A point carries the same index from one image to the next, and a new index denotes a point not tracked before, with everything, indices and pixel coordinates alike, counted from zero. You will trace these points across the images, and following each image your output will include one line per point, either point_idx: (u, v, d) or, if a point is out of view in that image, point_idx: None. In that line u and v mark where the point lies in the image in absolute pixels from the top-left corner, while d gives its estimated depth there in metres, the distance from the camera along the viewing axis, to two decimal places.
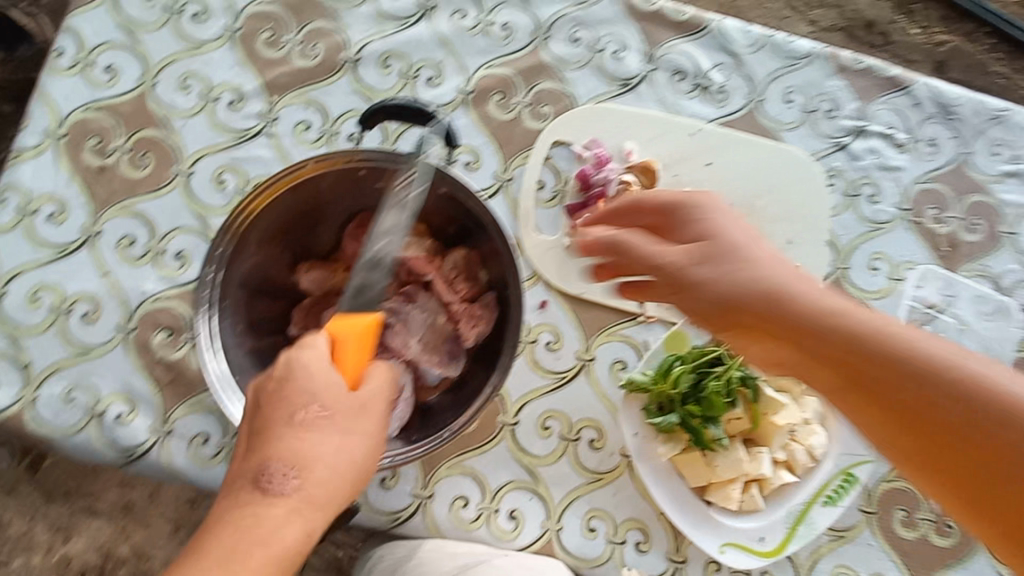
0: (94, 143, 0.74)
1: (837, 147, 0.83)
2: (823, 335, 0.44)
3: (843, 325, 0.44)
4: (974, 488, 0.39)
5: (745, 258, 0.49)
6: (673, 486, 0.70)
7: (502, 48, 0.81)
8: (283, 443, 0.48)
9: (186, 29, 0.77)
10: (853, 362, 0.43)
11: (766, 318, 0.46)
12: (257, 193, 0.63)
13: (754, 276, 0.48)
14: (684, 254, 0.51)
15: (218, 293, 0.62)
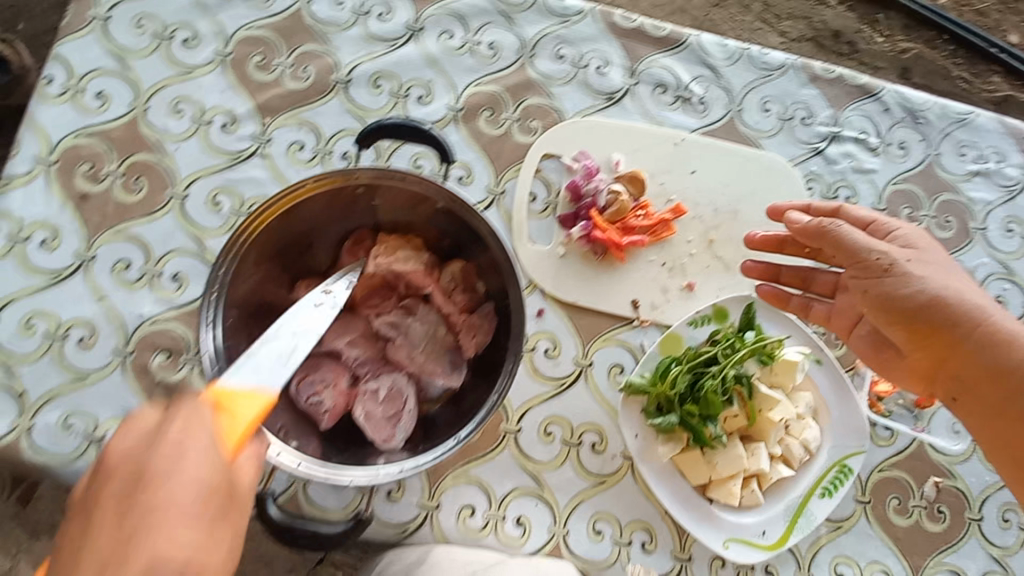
0: (86, 169, 0.74)
1: (814, 152, 0.87)
2: (965, 328, 0.60)
3: (976, 336, 0.60)
4: (1009, 422, 0.59)
5: (904, 264, 0.63)
6: (675, 485, 0.71)
7: (489, 66, 0.83)
8: (136, 548, 0.37)
9: (177, 54, 0.78)
10: (987, 348, 0.59)
11: (938, 321, 0.60)
12: (257, 212, 0.62)
13: (922, 282, 0.61)
14: (897, 259, 0.63)
15: (219, 315, 0.61)
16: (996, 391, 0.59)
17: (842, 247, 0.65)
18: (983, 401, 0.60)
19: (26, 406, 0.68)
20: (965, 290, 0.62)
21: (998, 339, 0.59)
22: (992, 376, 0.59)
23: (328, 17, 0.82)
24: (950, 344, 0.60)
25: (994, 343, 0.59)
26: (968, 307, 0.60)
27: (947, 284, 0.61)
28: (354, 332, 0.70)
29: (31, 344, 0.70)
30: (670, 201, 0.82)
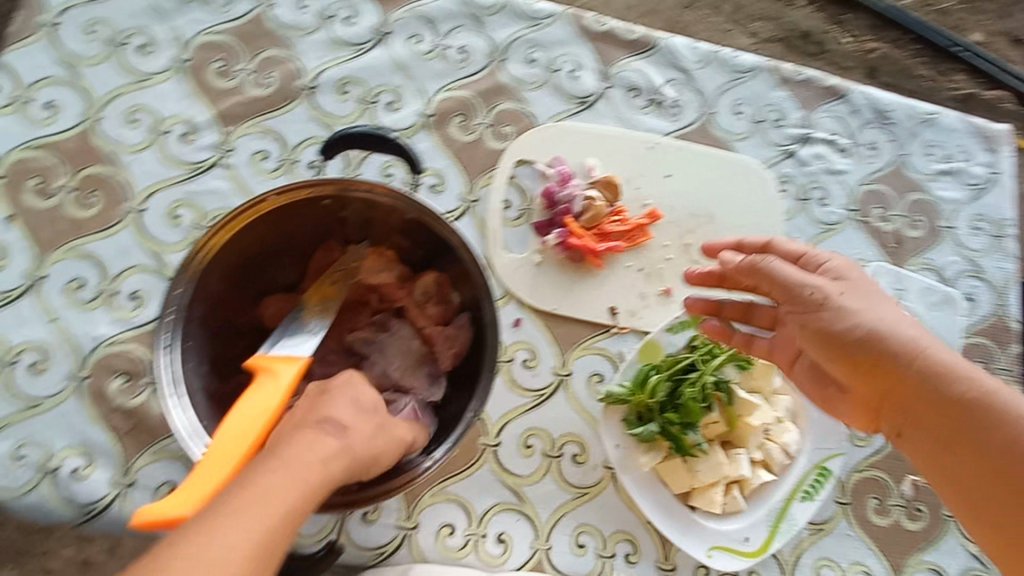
0: (35, 184, 0.70)
1: (787, 154, 0.87)
2: (903, 364, 0.55)
3: (916, 372, 0.54)
4: (986, 475, 0.51)
5: (835, 298, 0.58)
6: (657, 494, 0.70)
7: (459, 71, 0.81)
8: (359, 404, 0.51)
9: (132, 62, 0.75)
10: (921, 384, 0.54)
11: (868, 356, 0.56)
12: (216, 229, 0.59)
13: (852, 317, 0.57)
14: (825, 289, 0.59)
15: (178, 337, 0.59)
16: (957, 427, 0.52)
17: (773, 286, 0.61)
18: (928, 437, 0.54)
19: None
20: (904, 330, 0.56)
21: (936, 371, 0.54)
22: (945, 412, 0.53)
23: (292, 22, 0.79)
24: (892, 382, 0.55)
25: (932, 377, 0.54)
26: (899, 343, 0.55)
27: (879, 318, 0.57)
28: (325, 347, 0.66)
29: None
30: (646, 206, 0.81)
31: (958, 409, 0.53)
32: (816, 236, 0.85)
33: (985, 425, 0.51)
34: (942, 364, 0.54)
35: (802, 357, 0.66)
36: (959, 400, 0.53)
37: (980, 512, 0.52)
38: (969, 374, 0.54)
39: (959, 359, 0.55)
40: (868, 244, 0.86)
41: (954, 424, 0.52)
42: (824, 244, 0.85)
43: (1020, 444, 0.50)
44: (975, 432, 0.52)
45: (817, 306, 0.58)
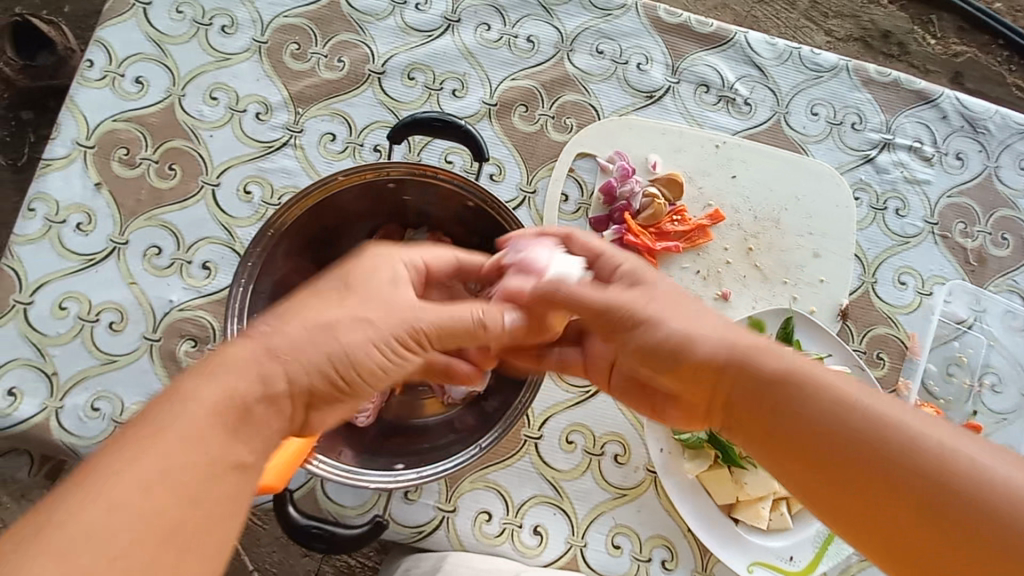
0: (122, 154, 0.75)
1: (864, 159, 0.82)
2: (699, 361, 0.43)
3: (748, 379, 0.41)
4: (843, 498, 0.37)
5: (715, 332, 0.44)
6: (700, 503, 0.69)
7: (525, 61, 0.81)
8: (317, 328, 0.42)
9: (214, 42, 0.78)
10: (729, 389, 0.42)
11: (713, 376, 0.43)
12: (287, 207, 0.61)
13: (672, 334, 0.45)
14: (621, 294, 0.47)
15: (246, 310, 0.60)
16: (850, 487, 0.37)
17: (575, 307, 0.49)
18: (802, 465, 0.39)
19: (57, 387, 0.69)
20: (745, 344, 0.43)
21: (813, 414, 0.38)
22: (843, 467, 0.37)
23: (365, 6, 0.80)
24: (744, 414, 0.42)
25: (798, 404, 0.39)
26: (764, 376, 0.41)
27: (710, 336, 0.44)
28: None
29: (63, 326, 0.71)
30: (708, 207, 0.78)
31: (824, 455, 0.38)
32: (889, 249, 0.80)
33: (914, 471, 0.35)
34: (829, 392, 0.39)
35: (685, 420, 0.49)
36: (828, 442, 0.38)
37: (866, 533, 0.37)
38: (872, 408, 0.37)
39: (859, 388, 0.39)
40: (946, 261, 0.80)
41: (833, 475, 0.37)
42: (898, 257, 0.80)
43: (871, 439, 0.36)
44: (895, 483, 0.35)
45: (634, 331, 0.46)
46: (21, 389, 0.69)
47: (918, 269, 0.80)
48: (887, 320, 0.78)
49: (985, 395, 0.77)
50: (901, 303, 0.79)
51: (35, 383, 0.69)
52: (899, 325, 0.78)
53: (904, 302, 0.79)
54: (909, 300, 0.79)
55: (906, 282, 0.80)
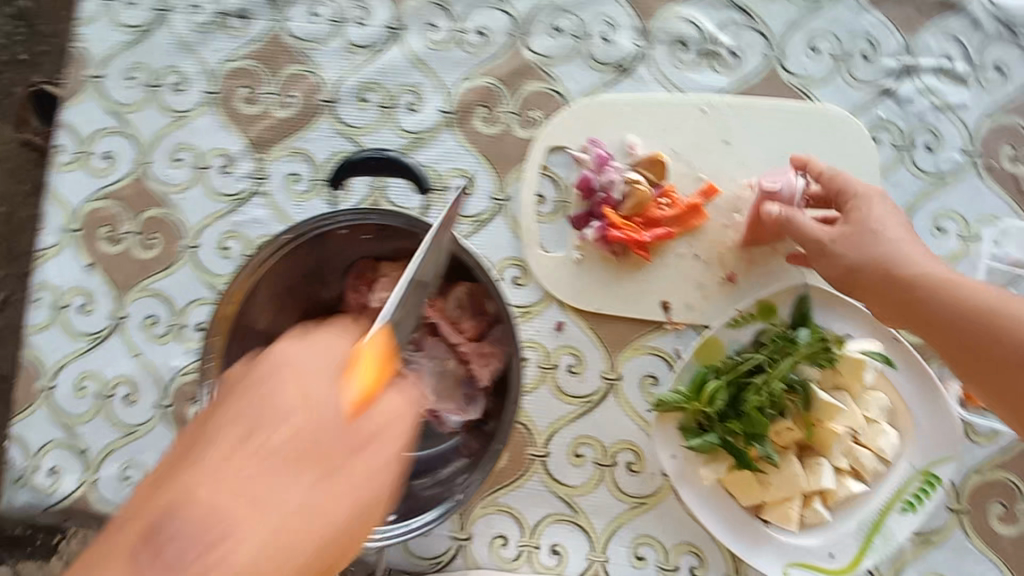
0: (106, 232, 0.77)
1: (882, 94, 0.71)
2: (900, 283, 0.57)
3: (915, 290, 0.56)
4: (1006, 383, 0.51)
5: (908, 254, 0.58)
6: (725, 507, 0.66)
7: (479, 56, 0.74)
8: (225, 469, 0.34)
9: (168, 101, 0.77)
10: (917, 304, 0.56)
11: (877, 281, 0.58)
12: (239, 276, 0.60)
13: (865, 249, 0.59)
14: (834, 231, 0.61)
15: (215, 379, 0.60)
16: (974, 342, 0.53)
17: (801, 241, 0.63)
18: (951, 350, 0.54)
19: (91, 461, 0.75)
20: (920, 266, 0.57)
21: (933, 297, 0.55)
22: (959, 328, 0.54)
23: (306, 33, 0.77)
24: (890, 302, 0.58)
25: (920, 291, 0.56)
26: (895, 276, 0.57)
27: (880, 250, 0.58)
28: None
29: (86, 404, 0.75)
30: (699, 180, 0.70)
31: (964, 320, 0.53)
32: (921, 194, 0.69)
33: (994, 331, 0.52)
34: (938, 282, 0.56)
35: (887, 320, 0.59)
36: (936, 309, 0.55)
37: (1010, 408, 0.51)
38: (982, 298, 0.53)
39: (979, 288, 0.54)
40: (993, 198, 0.70)
41: (942, 326, 0.54)
42: (935, 201, 0.69)
43: None
44: (982, 338, 0.52)
45: (817, 253, 0.62)
46: (62, 467, 0.74)
47: (960, 211, 0.69)
48: None
49: None
50: (941, 254, 0.69)
51: (72, 460, 0.75)
52: None
53: (946, 252, 0.69)
54: (952, 248, 0.69)
55: (946, 228, 0.69)
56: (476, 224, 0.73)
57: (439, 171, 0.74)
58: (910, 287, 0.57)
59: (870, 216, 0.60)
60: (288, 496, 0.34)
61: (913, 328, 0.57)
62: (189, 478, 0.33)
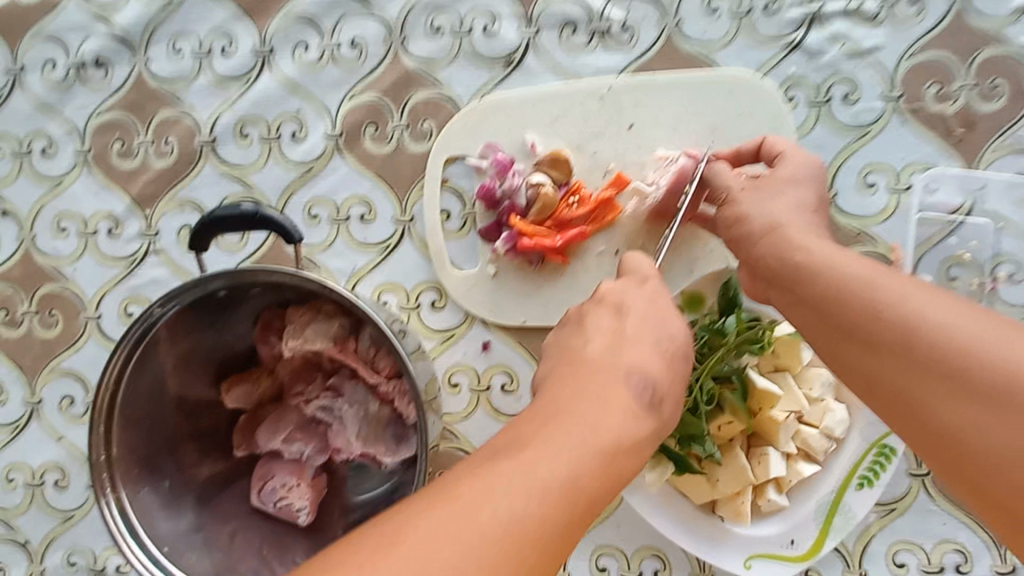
0: (4, 316, 0.73)
1: (790, 46, 0.66)
2: (782, 263, 0.49)
3: (790, 268, 0.48)
4: (886, 387, 0.40)
5: (802, 221, 0.51)
6: (676, 508, 0.62)
7: (358, 71, 0.70)
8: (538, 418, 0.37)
9: (41, 169, 0.73)
10: (796, 285, 0.48)
11: (761, 257, 0.51)
12: (112, 363, 0.54)
13: (763, 215, 0.53)
14: (743, 182, 0.56)
15: (116, 474, 0.56)
16: (852, 331, 0.42)
17: (709, 187, 0.59)
18: (830, 341, 0.44)
19: (34, 552, 0.72)
20: (804, 237, 0.50)
21: (810, 273, 0.47)
22: (836, 318, 0.44)
23: (171, 73, 0.72)
24: (772, 271, 0.50)
25: (801, 269, 0.47)
26: (784, 240, 0.50)
27: (778, 212, 0.52)
28: (290, 426, 0.65)
29: (18, 496, 0.73)
30: (609, 172, 0.66)
31: (844, 307, 0.43)
32: (845, 148, 0.65)
33: (869, 314, 0.41)
34: (820, 259, 0.47)
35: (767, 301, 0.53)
36: (809, 289, 0.46)
37: (903, 423, 0.39)
38: (860, 274, 0.43)
39: (862, 265, 0.44)
40: (923, 140, 0.65)
41: (813, 312, 0.46)
42: (860, 154, 0.65)
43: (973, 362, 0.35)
44: (851, 324, 0.42)
45: (720, 204, 0.57)
46: (7, 563, 0.72)
47: (888, 162, 0.65)
48: (858, 238, 0.64)
49: (1000, 290, 0.63)
50: (872, 211, 0.64)
51: (15, 555, 0.72)
52: (876, 238, 0.64)
53: (877, 208, 0.64)
54: (883, 204, 0.64)
55: (874, 182, 0.65)
56: (383, 252, 0.69)
57: (337, 201, 0.69)
58: (791, 261, 0.48)
59: (791, 180, 0.54)
60: (587, 461, 0.34)
61: (795, 315, 0.48)
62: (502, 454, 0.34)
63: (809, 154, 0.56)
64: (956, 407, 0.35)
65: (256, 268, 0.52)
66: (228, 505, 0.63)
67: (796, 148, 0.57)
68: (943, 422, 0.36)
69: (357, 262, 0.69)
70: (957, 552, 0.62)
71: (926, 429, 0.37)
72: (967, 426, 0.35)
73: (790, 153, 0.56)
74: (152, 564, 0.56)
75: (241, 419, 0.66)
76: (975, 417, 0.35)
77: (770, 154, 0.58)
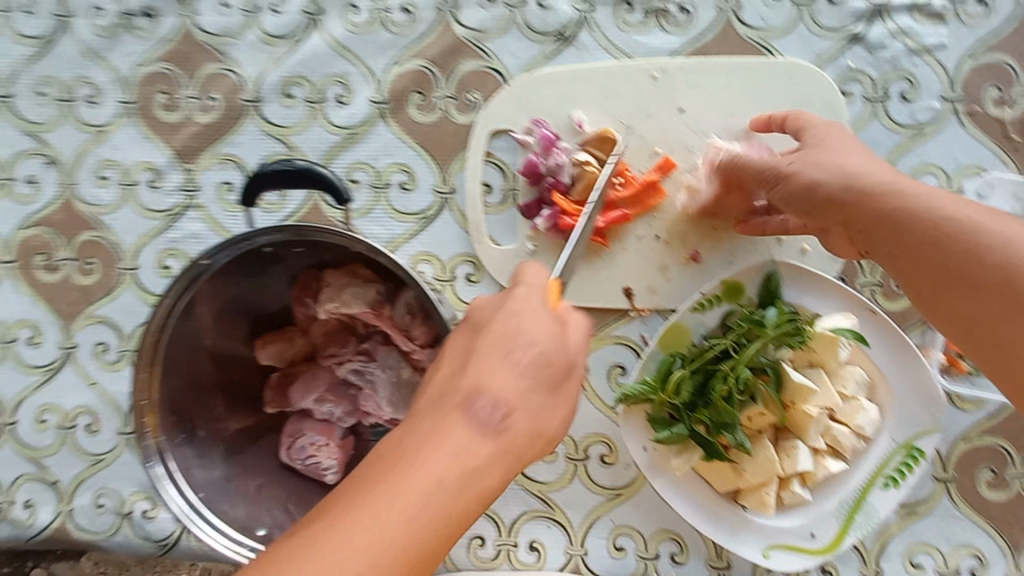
0: (42, 260, 0.74)
1: (851, 39, 0.65)
2: (863, 206, 0.47)
3: (872, 211, 0.46)
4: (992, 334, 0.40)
5: (865, 171, 0.49)
6: (699, 495, 0.62)
7: (407, 37, 0.69)
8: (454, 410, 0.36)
9: (85, 116, 0.73)
10: (880, 225, 0.46)
11: (836, 200, 0.48)
12: (158, 311, 0.54)
13: (835, 170, 0.49)
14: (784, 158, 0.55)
15: (156, 421, 0.56)
16: (955, 267, 0.41)
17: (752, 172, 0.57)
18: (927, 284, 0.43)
19: (62, 493, 0.73)
20: (893, 181, 0.46)
21: (912, 217, 0.44)
22: (933, 259, 0.42)
23: (219, 27, 0.71)
24: (864, 223, 0.47)
25: (899, 213, 0.44)
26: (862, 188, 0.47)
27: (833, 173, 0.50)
28: (321, 386, 0.67)
29: (49, 437, 0.73)
30: (655, 154, 0.65)
31: (944, 247, 0.42)
32: (898, 147, 0.64)
33: (976, 257, 0.41)
34: (914, 201, 0.44)
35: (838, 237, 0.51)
36: (911, 236, 0.44)
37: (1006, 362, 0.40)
38: (972, 215, 0.42)
39: (964, 205, 0.43)
40: (978, 144, 0.63)
41: (909, 256, 0.44)
42: (913, 154, 0.64)
43: None
44: (968, 281, 0.41)
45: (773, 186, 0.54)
46: (35, 501, 0.73)
47: (941, 163, 0.64)
48: None
49: None
50: None
51: (43, 494, 0.73)
52: None
53: None
54: None
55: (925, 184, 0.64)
56: (422, 222, 0.69)
57: (378, 167, 0.69)
58: (885, 209, 0.45)
59: (824, 145, 0.53)
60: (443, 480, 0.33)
61: (880, 254, 0.47)
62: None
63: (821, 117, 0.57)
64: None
65: (307, 226, 0.52)
66: (257, 458, 0.65)
67: (830, 131, 0.54)
68: None
69: (395, 230, 0.69)
70: (975, 557, 0.63)
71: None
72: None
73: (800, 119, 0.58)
74: (188, 511, 0.57)
75: (273, 377, 0.67)
76: None
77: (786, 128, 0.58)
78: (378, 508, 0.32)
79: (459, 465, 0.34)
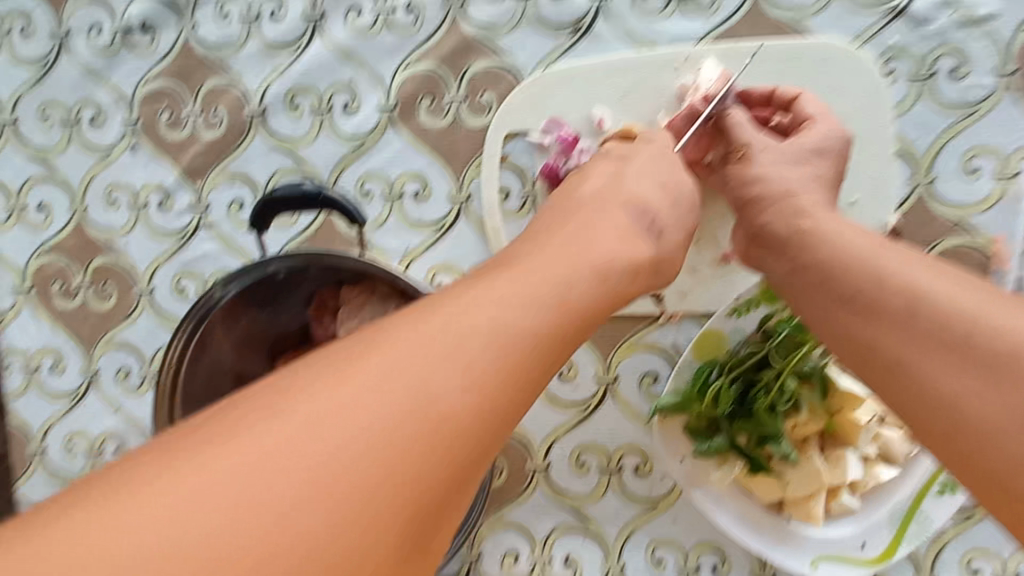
0: (59, 288, 0.73)
1: (893, 13, 0.59)
2: (782, 229, 0.49)
3: (787, 231, 0.49)
4: (876, 358, 0.39)
5: (813, 192, 0.51)
6: (740, 506, 0.59)
7: (414, 38, 0.66)
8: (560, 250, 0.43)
9: (90, 139, 0.71)
10: (794, 256, 0.48)
11: (762, 220, 0.51)
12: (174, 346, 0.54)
13: (776, 174, 0.52)
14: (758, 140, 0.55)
15: None
16: (853, 287, 0.42)
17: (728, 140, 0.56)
18: (825, 301, 0.44)
19: None
20: (815, 206, 0.50)
21: (817, 240, 0.46)
22: (832, 278, 0.44)
23: (219, 39, 0.69)
24: (776, 237, 0.50)
25: (809, 238, 0.47)
26: (794, 209, 0.50)
27: (795, 182, 0.52)
28: None
29: (78, 464, 0.73)
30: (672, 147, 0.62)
31: (843, 269, 0.43)
32: (946, 131, 0.59)
33: (876, 280, 0.41)
34: (830, 229, 0.47)
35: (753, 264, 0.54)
36: (810, 255, 0.46)
37: (886, 378, 0.38)
38: (878, 247, 0.43)
39: (876, 241, 0.44)
40: None
41: (814, 278, 0.45)
42: (965, 136, 0.59)
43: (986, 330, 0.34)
44: (859, 299, 0.41)
45: (736, 160, 0.55)
46: None
47: (995, 145, 0.58)
48: (955, 229, 0.59)
49: None
50: (974, 199, 0.59)
51: None
52: (977, 229, 0.59)
53: (978, 196, 0.59)
54: (987, 191, 0.58)
55: (978, 168, 0.59)
56: (439, 232, 0.66)
57: (390, 177, 0.66)
58: (799, 229, 0.48)
59: (818, 142, 0.54)
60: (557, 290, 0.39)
61: (790, 280, 0.48)
62: (331, 385, 0.31)
63: (834, 123, 0.55)
64: (963, 373, 0.34)
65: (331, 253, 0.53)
66: None
67: (826, 118, 0.55)
68: (944, 387, 0.34)
69: (411, 242, 0.66)
70: None
71: (918, 392, 0.36)
72: (974, 395, 0.33)
73: (818, 120, 0.55)
74: None
75: None
76: (978, 382, 0.33)
77: (798, 117, 0.56)
78: (500, 294, 0.37)
79: (566, 277, 0.40)
